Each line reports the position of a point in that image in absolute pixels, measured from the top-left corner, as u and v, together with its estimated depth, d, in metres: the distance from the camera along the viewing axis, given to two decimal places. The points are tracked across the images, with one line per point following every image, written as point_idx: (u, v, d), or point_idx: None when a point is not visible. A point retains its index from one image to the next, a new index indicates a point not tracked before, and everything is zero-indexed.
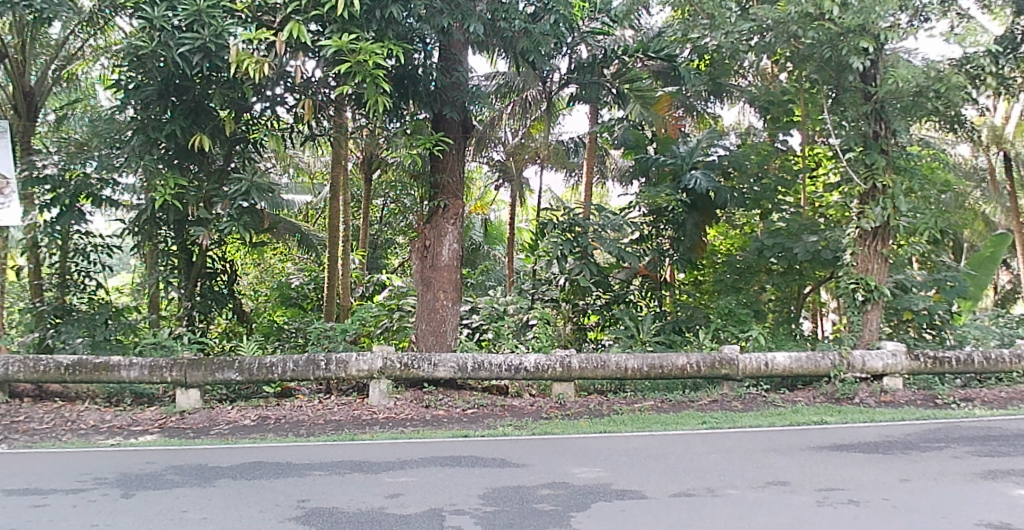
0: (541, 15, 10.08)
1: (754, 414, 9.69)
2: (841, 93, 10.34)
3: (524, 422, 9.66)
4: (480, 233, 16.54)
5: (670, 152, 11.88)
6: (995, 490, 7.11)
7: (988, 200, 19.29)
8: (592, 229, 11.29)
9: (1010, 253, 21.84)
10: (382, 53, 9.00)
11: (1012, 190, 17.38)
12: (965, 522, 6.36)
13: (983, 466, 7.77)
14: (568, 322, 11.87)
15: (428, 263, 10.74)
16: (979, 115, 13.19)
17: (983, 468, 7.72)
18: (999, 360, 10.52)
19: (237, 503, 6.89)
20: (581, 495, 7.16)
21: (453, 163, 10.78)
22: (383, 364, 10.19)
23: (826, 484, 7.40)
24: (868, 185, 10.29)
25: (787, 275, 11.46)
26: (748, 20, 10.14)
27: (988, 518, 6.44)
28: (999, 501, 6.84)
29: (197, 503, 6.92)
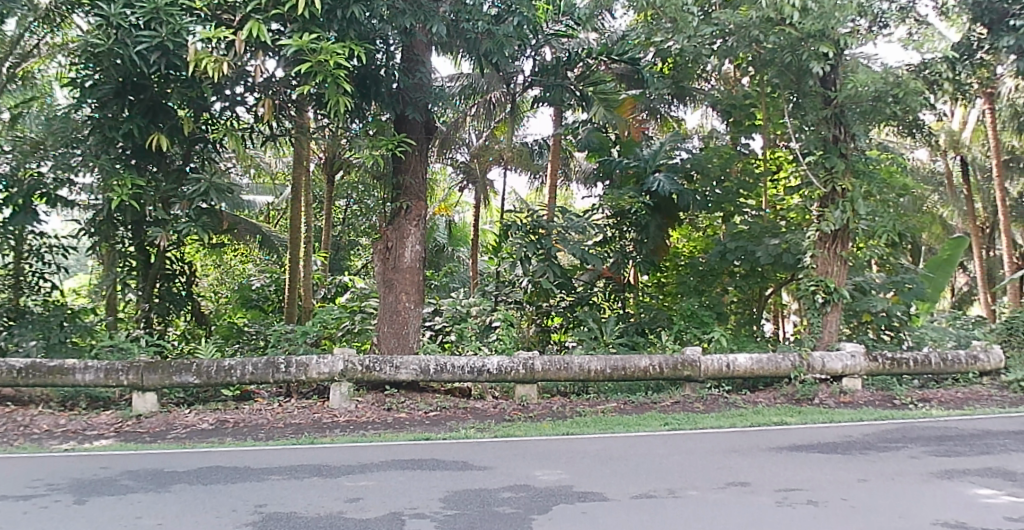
0: (505, 17, 10.07)
1: (716, 415, 9.74)
2: (802, 97, 10.39)
3: (487, 424, 9.60)
4: (445, 235, 16.18)
5: (633, 155, 11.93)
6: (951, 489, 7.20)
7: (946, 205, 19.79)
8: (555, 231, 11.24)
9: (966, 255, 22.39)
10: (343, 53, 8.93)
11: (968, 195, 17.69)
12: (922, 521, 6.42)
13: (940, 466, 7.87)
14: (531, 324, 11.77)
15: (390, 264, 10.65)
16: (935, 120, 13.47)
17: (939, 468, 7.82)
18: (955, 361, 10.65)
19: (194, 509, 6.75)
20: (543, 497, 7.13)
21: (416, 164, 10.73)
22: (344, 367, 10.08)
23: (786, 484, 7.44)
24: (827, 188, 10.40)
25: (749, 278, 11.57)
26: (710, 24, 10.16)
27: (945, 517, 6.49)
28: (955, 500, 6.92)
29: (152, 508, 6.77)
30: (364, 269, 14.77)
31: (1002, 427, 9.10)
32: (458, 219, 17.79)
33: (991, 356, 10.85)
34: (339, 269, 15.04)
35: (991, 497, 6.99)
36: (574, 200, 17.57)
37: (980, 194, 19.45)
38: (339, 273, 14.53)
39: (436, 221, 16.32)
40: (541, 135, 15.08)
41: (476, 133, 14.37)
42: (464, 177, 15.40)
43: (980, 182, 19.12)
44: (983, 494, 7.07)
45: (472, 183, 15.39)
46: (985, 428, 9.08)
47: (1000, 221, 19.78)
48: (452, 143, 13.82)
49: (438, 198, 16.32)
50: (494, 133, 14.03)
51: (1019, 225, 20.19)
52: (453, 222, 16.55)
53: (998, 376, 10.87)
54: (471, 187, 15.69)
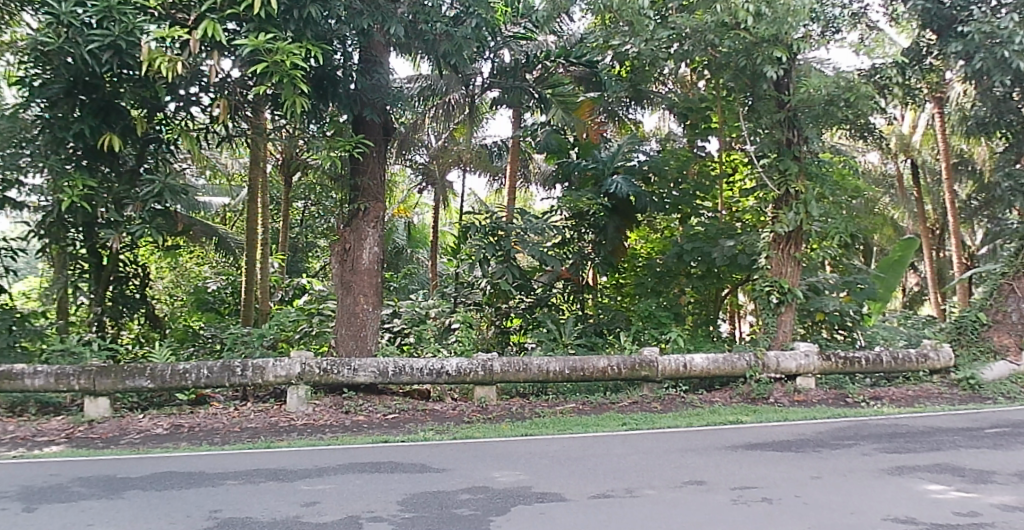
0: (463, 18, 10.09)
1: (673, 415, 9.82)
2: (757, 101, 10.52)
3: (446, 426, 9.58)
4: (404, 236, 16.09)
5: (592, 157, 12.00)
6: (901, 486, 7.34)
7: (897, 206, 20.25)
8: (514, 232, 11.26)
9: (917, 256, 22.98)
10: (299, 53, 8.87)
11: (918, 197, 18.10)
12: (873, 517, 6.54)
13: (890, 463, 8.03)
14: (491, 326, 11.74)
15: (348, 265, 10.59)
16: (885, 123, 13.76)
17: (889, 464, 7.97)
18: (906, 359, 10.85)
19: (146, 515, 6.63)
20: (501, 498, 7.13)
21: (374, 166, 10.68)
22: (301, 370, 9.99)
23: (740, 482, 7.54)
24: (781, 191, 10.50)
25: (706, 278, 11.63)
26: (666, 28, 10.24)
27: (895, 513, 6.62)
28: (905, 496, 7.05)
29: (104, 515, 6.64)
30: (322, 271, 14.61)
31: (950, 424, 9.30)
32: (418, 220, 17.77)
33: (940, 355, 11.06)
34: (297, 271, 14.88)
35: (940, 492, 7.14)
36: (533, 201, 17.67)
37: (930, 196, 19.88)
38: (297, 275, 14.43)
39: (396, 223, 16.26)
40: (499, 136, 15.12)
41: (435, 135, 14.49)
42: (423, 178, 15.35)
43: (930, 184, 19.60)
44: (931, 490, 7.22)
45: (432, 184, 15.43)
46: (934, 425, 9.28)
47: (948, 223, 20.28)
48: (411, 144, 13.77)
49: (397, 199, 16.29)
50: (453, 135, 14.10)
51: (967, 226, 20.72)
52: (412, 224, 16.51)
53: (947, 374, 11.09)
54: (430, 188, 15.65)
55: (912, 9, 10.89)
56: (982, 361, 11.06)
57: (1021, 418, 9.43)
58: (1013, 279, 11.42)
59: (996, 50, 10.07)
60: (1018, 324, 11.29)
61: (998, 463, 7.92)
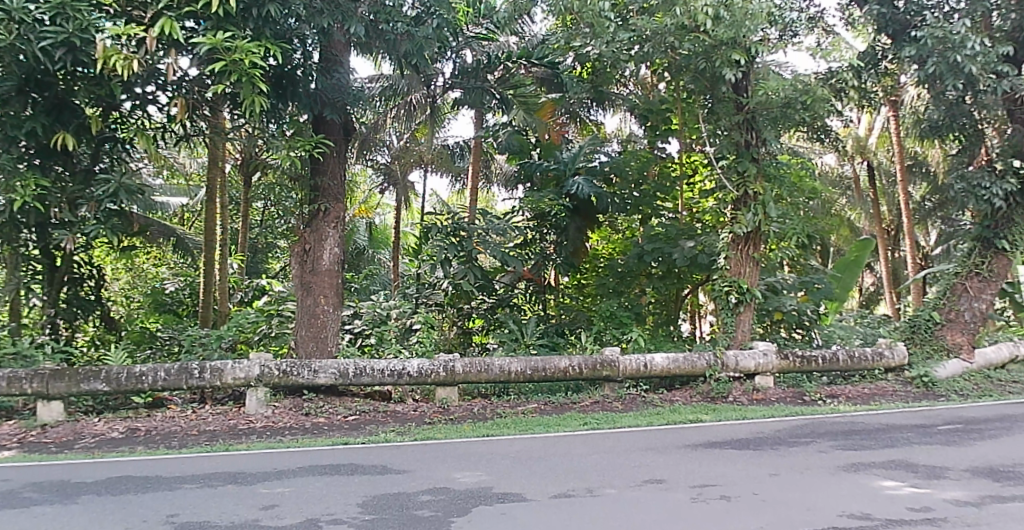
0: (424, 18, 10.07)
1: (634, 414, 9.88)
2: (715, 103, 10.64)
3: (407, 427, 9.55)
4: (366, 236, 15.85)
5: (553, 158, 12.05)
6: (857, 482, 7.46)
7: (853, 207, 20.62)
8: (477, 233, 11.26)
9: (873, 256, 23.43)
10: (259, 52, 8.78)
11: (874, 199, 18.47)
12: (829, 513, 6.63)
13: (846, 460, 8.16)
14: (453, 326, 11.73)
15: (308, 266, 10.51)
16: (841, 126, 14.03)
17: (845, 461, 8.10)
18: (862, 357, 10.99)
19: (100, 521, 6.51)
20: (462, 499, 7.11)
21: (334, 166, 10.64)
22: (261, 372, 9.88)
23: (700, 480, 7.61)
24: (740, 192, 10.59)
25: (666, 279, 11.72)
26: (627, 30, 10.29)
27: (850, 509, 6.72)
28: (861, 492, 7.16)
29: (58, 522, 6.51)
30: (282, 271, 14.44)
31: (904, 421, 9.48)
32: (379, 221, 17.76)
33: (895, 353, 11.27)
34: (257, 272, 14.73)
35: (894, 488, 7.26)
36: (495, 202, 17.75)
37: (885, 198, 20.28)
38: (257, 276, 14.27)
39: (358, 224, 16.18)
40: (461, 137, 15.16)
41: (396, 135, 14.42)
42: (384, 179, 15.30)
43: (885, 186, 20.00)
44: (886, 486, 7.35)
45: (394, 185, 15.38)
46: (889, 423, 9.45)
47: (903, 224, 20.73)
48: (373, 144, 13.61)
49: (358, 199, 16.23)
50: (415, 136, 13.94)
51: (922, 227, 21.18)
52: (374, 224, 16.45)
53: (902, 372, 11.29)
54: (392, 188, 15.61)
55: (868, 14, 11.12)
56: (935, 359, 11.27)
57: (973, 415, 9.65)
58: (965, 279, 11.66)
59: (948, 55, 10.22)
60: (970, 323, 11.54)
61: (950, 459, 8.09)
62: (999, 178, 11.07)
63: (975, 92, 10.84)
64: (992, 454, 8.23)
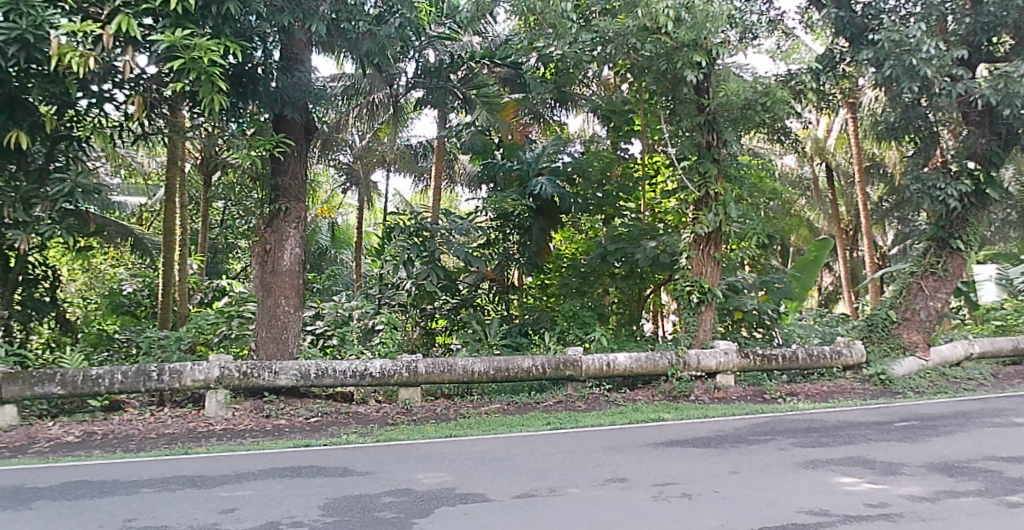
0: (386, 17, 10.03)
1: (596, 414, 9.91)
2: (677, 104, 10.72)
3: (369, 428, 9.51)
4: (328, 236, 15.72)
5: (517, 158, 12.08)
6: (815, 479, 7.56)
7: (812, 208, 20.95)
8: (440, 233, 11.24)
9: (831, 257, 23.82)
10: (218, 50, 8.68)
11: (832, 200, 18.79)
12: (788, 510, 6.70)
13: (804, 457, 8.27)
14: (416, 327, 11.66)
15: (268, 267, 10.42)
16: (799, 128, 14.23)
17: (804, 458, 8.21)
18: (821, 356, 11.14)
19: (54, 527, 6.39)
20: (424, 501, 7.08)
21: (295, 165, 10.57)
22: (220, 373, 9.77)
23: (661, 479, 7.66)
24: (701, 192, 10.70)
25: (629, 279, 11.77)
26: (590, 31, 10.32)
27: (809, 506, 6.80)
28: (819, 489, 7.26)
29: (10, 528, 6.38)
30: (243, 272, 14.29)
31: (862, 419, 9.63)
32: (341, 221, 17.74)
33: (853, 351, 11.43)
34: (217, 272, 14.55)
35: (851, 485, 7.36)
36: (458, 202, 17.80)
37: (844, 198, 20.62)
38: (217, 276, 14.09)
39: (320, 224, 16.07)
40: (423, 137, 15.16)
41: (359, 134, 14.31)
42: (347, 179, 15.25)
43: (844, 187, 20.33)
44: (843, 482, 7.46)
45: (356, 184, 15.28)
46: (847, 420, 9.59)
47: (861, 224, 21.12)
48: (334, 143, 13.35)
49: (320, 199, 16.15)
50: (377, 135, 13.93)
51: (879, 228, 21.58)
52: (336, 225, 16.36)
53: (860, 370, 11.46)
54: (354, 188, 15.54)
55: (826, 17, 11.29)
56: (892, 357, 11.47)
57: (928, 411, 9.83)
58: (920, 278, 11.90)
59: (904, 58, 10.37)
60: (926, 321, 11.79)
61: (906, 455, 8.23)
62: (954, 180, 11.29)
63: (930, 95, 11.03)
64: (946, 449, 8.39)
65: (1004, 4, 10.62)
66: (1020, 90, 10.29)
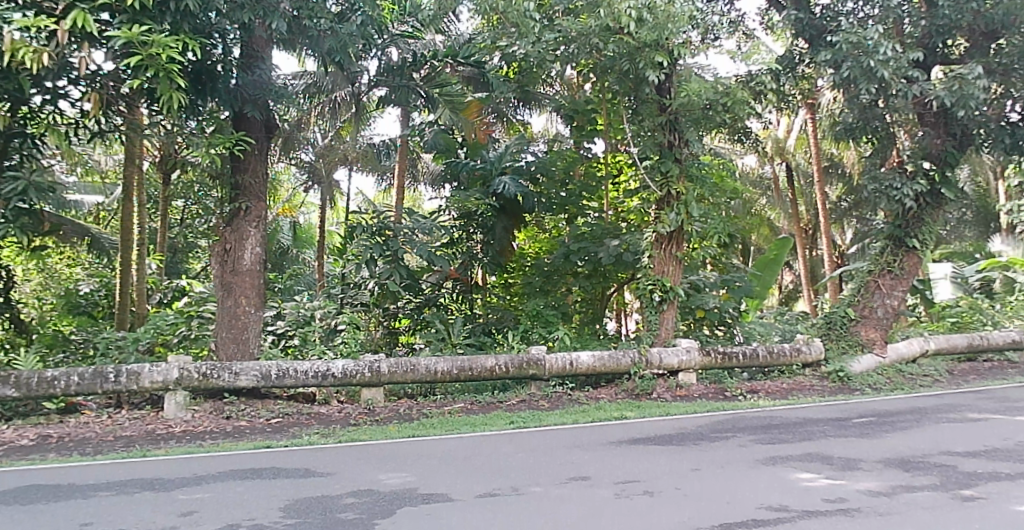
0: (348, 15, 9.97)
1: (559, 412, 9.95)
2: (640, 104, 10.79)
3: (331, 429, 9.45)
4: (289, 236, 15.54)
5: (480, 157, 11.97)
6: (775, 475, 7.66)
7: (772, 207, 21.31)
8: (403, 232, 11.17)
9: (791, 256, 24.21)
10: (177, 46, 8.53)
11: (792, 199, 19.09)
12: (749, 506, 6.78)
13: (765, 453, 8.38)
14: (379, 326, 11.64)
15: (228, 267, 10.33)
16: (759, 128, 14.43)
17: (764, 455, 8.32)
18: (781, 353, 11.31)
19: None
20: (386, 501, 7.05)
21: (256, 164, 10.50)
22: (180, 375, 9.63)
23: (623, 477, 7.71)
24: (663, 192, 10.79)
25: (592, 278, 11.87)
26: (553, 30, 10.34)
27: (769, 502, 6.88)
28: (778, 484, 7.36)
29: None
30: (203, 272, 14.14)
31: (820, 415, 9.78)
32: (303, 220, 17.81)
33: (812, 348, 11.59)
34: (177, 272, 14.34)
35: (810, 480, 7.47)
36: (421, 200, 17.94)
37: (803, 198, 21.01)
38: (177, 276, 13.90)
39: (282, 223, 15.94)
40: (386, 135, 15.15)
41: (320, 133, 14.25)
42: (309, 177, 15.19)
43: (803, 186, 20.68)
44: (802, 478, 7.56)
45: (318, 182, 15.19)
46: (806, 417, 9.73)
47: (819, 223, 21.50)
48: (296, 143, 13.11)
49: (282, 198, 16.08)
50: (339, 133, 13.93)
51: (838, 227, 22.01)
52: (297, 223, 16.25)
53: (819, 367, 11.62)
54: (316, 187, 15.47)
55: (786, 19, 11.44)
56: (851, 354, 11.65)
57: (885, 408, 10.02)
58: (878, 276, 12.12)
59: (862, 59, 10.51)
60: (883, 319, 12.00)
61: (863, 451, 8.38)
62: (910, 180, 11.51)
63: (887, 96, 11.22)
64: (902, 445, 8.55)
65: (959, 7, 10.82)
66: (973, 92, 10.49)
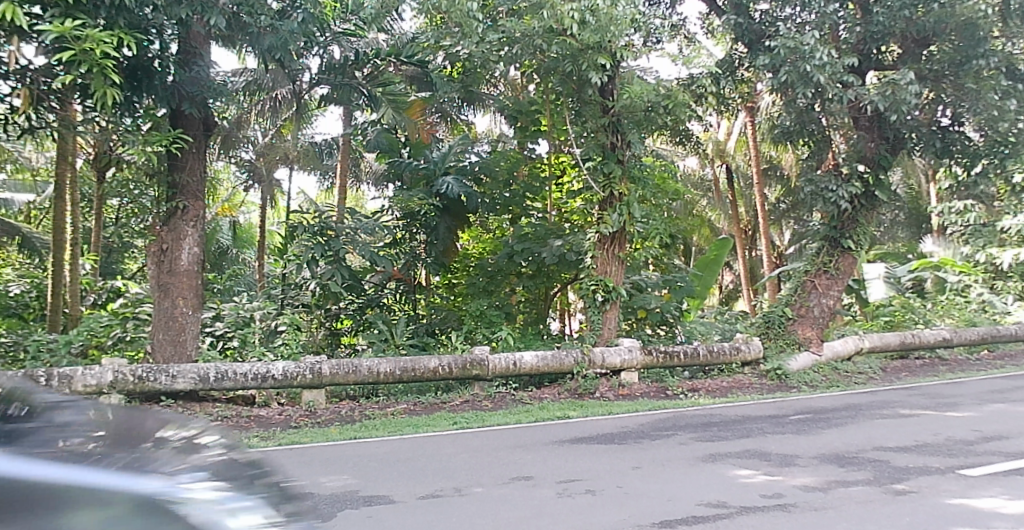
0: (289, 12, 9.83)
1: (502, 412, 9.97)
2: (582, 105, 10.87)
3: (271, 432, 9.31)
4: (229, 235, 15.25)
5: (423, 157, 12.11)
6: (715, 472, 7.78)
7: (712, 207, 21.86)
8: (345, 232, 11.14)
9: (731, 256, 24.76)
10: (111, 42, 8.29)
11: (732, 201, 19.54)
12: (687, 503, 6.85)
13: (705, 451, 8.51)
14: (321, 328, 11.61)
15: (165, 267, 10.15)
16: (700, 130, 14.70)
17: (704, 452, 8.46)
18: (720, 351, 11.54)
19: None
20: (327, 505, 6.92)
21: (194, 162, 10.34)
22: (114, 378, 9.36)
23: (565, 476, 7.75)
24: (605, 192, 10.92)
25: (536, 278, 11.93)
26: (497, 31, 10.33)
27: (707, 498, 6.96)
28: (717, 482, 7.47)
29: None
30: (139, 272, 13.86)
31: (757, 413, 9.98)
32: (242, 219, 17.90)
33: (751, 348, 11.80)
34: (112, 273, 13.99)
35: (747, 477, 7.60)
36: (366, 200, 18.03)
37: (743, 199, 21.58)
38: (112, 277, 13.58)
39: (222, 222, 15.72)
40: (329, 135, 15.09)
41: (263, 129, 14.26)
42: (250, 176, 15.04)
43: (743, 188, 21.19)
44: (740, 475, 7.69)
45: (259, 180, 15.02)
46: (744, 414, 9.93)
47: (759, 224, 21.96)
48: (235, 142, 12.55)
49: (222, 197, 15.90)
50: (281, 131, 13.80)
51: (777, 227, 22.59)
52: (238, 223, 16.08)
53: (757, 365, 11.87)
54: (257, 185, 15.37)
55: (726, 23, 11.66)
56: (788, 352, 11.91)
57: (820, 405, 10.28)
58: (814, 276, 12.49)
59: (798, 64, 10.73)
60: (819, 317, 12.36)
61: (799, 447, 8.57)
62: (845, 182, 11.84)
63: (823, 101, 11.47)
64: (838, 441, 8.77)
65: (892, 14, 11.12)
66: (905, 98, 10.79)
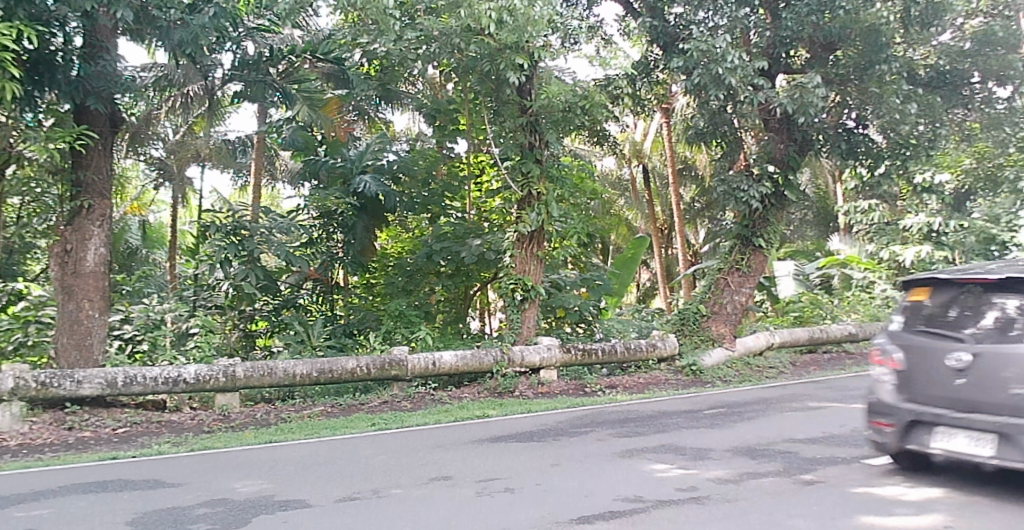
0: (200, 6, 9.53)
1: (421, 413, 9.90)
2: (501, 105, 10.89)
3: (183, 437, 8.98)
4: (138, 235, 14.68)
5: (339, 156, 12.18)
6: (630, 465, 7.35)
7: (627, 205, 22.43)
8: (259, 232, 11.10)
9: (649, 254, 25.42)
10: (9, 34, 7.89)
11: (649, 199, 20.56)
12: (604, 499, 6.22)
13: (621, 447, 8.22)
14: (235, 329, 11.49)
15: (70, 268, 9.83)
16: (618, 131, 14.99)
17: (621, 448, 8.16)
18: (636, 349, 11.82)
19: None
20: (241, 510, 6.27)
21: (99, 159, 10.05)
22: (14, 384, 8.90)
23: (484, 475, 7.25)
24: (524, 192, 11.06)
25: (455, 277, 12.03)
26: (414, 30, 10.26)
27: (624, 493, 6.34)
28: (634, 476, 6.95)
29: None
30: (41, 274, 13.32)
31: (671, 408, 10.11)
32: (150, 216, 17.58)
33: (667, 344, 12.11)
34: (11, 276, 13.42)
35: (663, 471, 7.08)
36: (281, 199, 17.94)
37: (660, 198, 22.20)
38: (12, 279, 12.99)
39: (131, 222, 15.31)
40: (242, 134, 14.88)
41: (173, 126, 13.79)
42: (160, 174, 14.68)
43: (660, 187, 21.82)
44: (657, 469, 7.18)
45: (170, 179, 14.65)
46: (658, 410, 10.05)
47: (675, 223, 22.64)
48: (145, 139, 12.44)
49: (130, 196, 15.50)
50: (191, 128, 13.86)
51: (692, 226, 23.25)
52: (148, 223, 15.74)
53: (673, 361, 12.16)
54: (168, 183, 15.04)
55: (642, 26, 11.95)
56: (702, 349, 12.34)
57: (732, 398, 10.55)
58: (727, 274, 12.88)
59: (711, 66, 11.00)
60: (732, 314, 12.77)
61: (714, 440, 8.39)
62: (756, 183, 12.30)
63: (735, 103, 11.80)
64: (749, 433, 8.71)
65: (799, 20, 11.51)
66: (811, 100, 11.18)
